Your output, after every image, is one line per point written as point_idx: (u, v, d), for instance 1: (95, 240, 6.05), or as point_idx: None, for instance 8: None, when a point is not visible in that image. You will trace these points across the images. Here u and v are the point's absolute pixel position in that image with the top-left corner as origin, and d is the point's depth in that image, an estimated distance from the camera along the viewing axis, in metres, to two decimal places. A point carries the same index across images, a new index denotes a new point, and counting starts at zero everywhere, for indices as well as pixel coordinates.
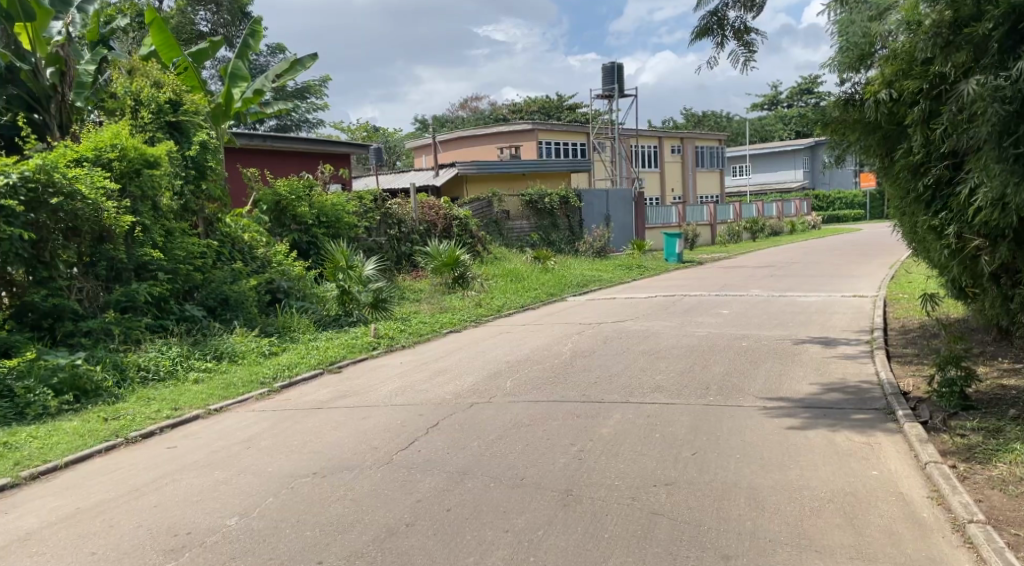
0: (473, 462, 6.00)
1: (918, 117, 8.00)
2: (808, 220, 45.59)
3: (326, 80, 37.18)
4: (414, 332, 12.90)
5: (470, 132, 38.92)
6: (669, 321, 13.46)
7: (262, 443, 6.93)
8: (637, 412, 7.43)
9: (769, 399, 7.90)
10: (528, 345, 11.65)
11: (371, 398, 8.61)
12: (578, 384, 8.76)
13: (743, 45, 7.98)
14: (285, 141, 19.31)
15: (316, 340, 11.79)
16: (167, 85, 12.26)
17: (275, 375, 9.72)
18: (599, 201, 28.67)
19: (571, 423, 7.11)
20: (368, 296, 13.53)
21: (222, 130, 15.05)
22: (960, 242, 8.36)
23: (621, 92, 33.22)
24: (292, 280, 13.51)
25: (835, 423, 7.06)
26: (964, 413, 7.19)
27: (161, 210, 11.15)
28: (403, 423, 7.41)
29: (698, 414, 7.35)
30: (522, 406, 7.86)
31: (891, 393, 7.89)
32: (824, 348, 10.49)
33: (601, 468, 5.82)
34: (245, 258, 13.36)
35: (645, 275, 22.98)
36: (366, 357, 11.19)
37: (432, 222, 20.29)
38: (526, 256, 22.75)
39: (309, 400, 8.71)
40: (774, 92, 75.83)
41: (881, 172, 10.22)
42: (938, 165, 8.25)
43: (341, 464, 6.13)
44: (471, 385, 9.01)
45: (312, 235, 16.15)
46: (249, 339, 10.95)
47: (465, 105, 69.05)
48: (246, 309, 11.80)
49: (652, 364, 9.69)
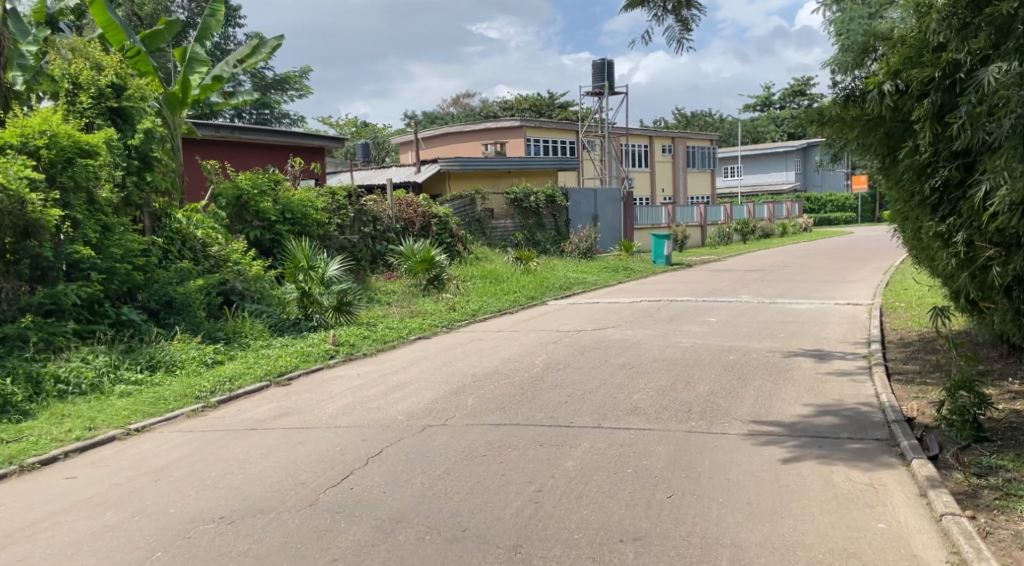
0: (411, 505, 5.12)
1: (928, 111, 7.09)
2: (799, 223, 44.84)
3: (307, 71, 36.14)
4: (377, 338, 11.96)
5: (457, 128, 38.03)
6: (652, 330, 12.58)
7: (174, 475, 6.01)
8: (608, 440, 6.54)
9: (756, 424, 7.04)
10: (499, 356, 10.75)
11: (313, 418, 7.68)
12: (546, 404, 7.86)
13: (680, 22, 6.98)
14: (253, 132, 18.33)
15: (268, 347, 10.86)
16: (110, 68, 11.31)
17: (213, 388, 8.79)
18: (586, 200, 27.81)
19: (531, 454, 6.22)
20: (331, 299, 12.55)
21: (178, 119, 14.03)
22: (970, 250, 7.49)
23: (611, 90, 32.37)
24: (246, 281, 12.59)
25: (832, 455, 6.19)
26: (977, 446, 6.35)
27: (98, 203, 10.19)
28: (341, 450, 6.49)
29: (676, 443, 6.48)
30: (481, 431, 6.97)
31: (893, 420, 6.98)
32: (817, 363, 9.63)
33: (560, 515, 4.94)
34: (196, 257, 12.37)
35: (631, 277, 22.15)
36: (321, 367, 10.27)
37: (409, 220, 19.39)
38: (508, 257, 21.76)
39: (244, 419, 7.78)
40: (767, 94, 75.25)
41: (881, 173, 9.35)
42: (949, 165, 7.40)
43: (257, 505, 5.23)
44: (428, 402, 8.11)
45: (276, 232, 15.16)
46: (190, 347, 10.04)
47: (456, 102, 68.25)
48: (193, 313, 10.88)
49: (630, 381, 8.81)
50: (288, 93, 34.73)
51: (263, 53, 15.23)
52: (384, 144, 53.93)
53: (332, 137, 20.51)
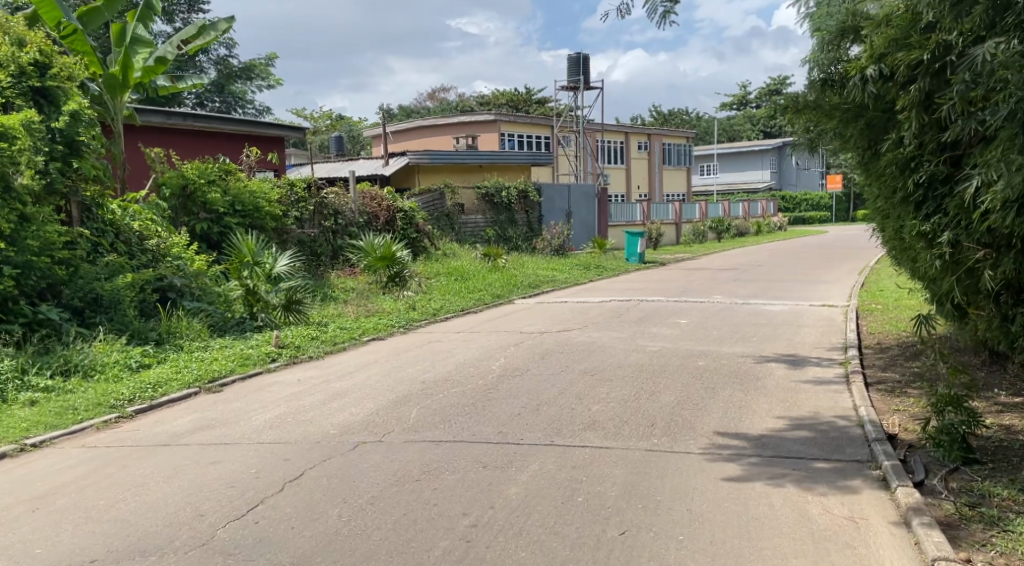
0: (321, 546, 4.37)
1: (915, 98, 6.45)
2: (773, 222, 44.55)
3: (273, 59, 35.09)
4: (326, 340, 11.17)
5: (430, 122, 37.20)
6: (620, 332, 11.90)
7: (56, 504, 5.22)
8: (560, 462, 5.83)
9: (724, 440, 6.36)
10: (453, 360, 10.01)
11: (234, 432, 6.88)
12: (494, 417, 7.13)
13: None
14: (206, 119, 17.40)
15: (204, 349, 10.06)
16: (32, 44, 10.39)
17: (132, 397, 7.99)
18: (559, 195, 27.13)
19: (470, 479, 5.49)
20: (279, 297, 11.75)
21: (120, 103, 13.14)
22: (955, 250, 6.88)
23: (586, 85, 31.69)
24: (187, 278, 11.75)
25: (808, 476, 5.52)
26: (966, 469, 5.73)
27: (15, 191, 9.15)
28: (255, 473, 5.72)
29: (634, 465, 5.78)
30: (418, 449, 6.23)
31: (874, 438, 6.30)
32: (791, 371, 9.00)
33: (492, 559, 4.23)
34: (131, 251, 11.52)
35: (603, 276, 21.49)
36: (259, 372, 9.46)
37: (373, 214, 18.57)
38: (476, 253, 20.99)
39: (157, 433, 6.96)
40: (743, 94, 75.11)
41: (863, 166, 8.79)
42: (935, 159, 6.81)
43: (141, 546, 4.46)
44: (366, 415, 7.34)
45: (224, 224, 14.30)
46: (114, 349, 9.23)
47: (433, 96, 67.28)
48: (122, 312, 10.07)
49: (590, 390, 8.11)
50: (253, 82, 33.70)
51: (211, 35, 14.29)
52: (357, 136, 52.90)
53: (292, 127, 19.65)
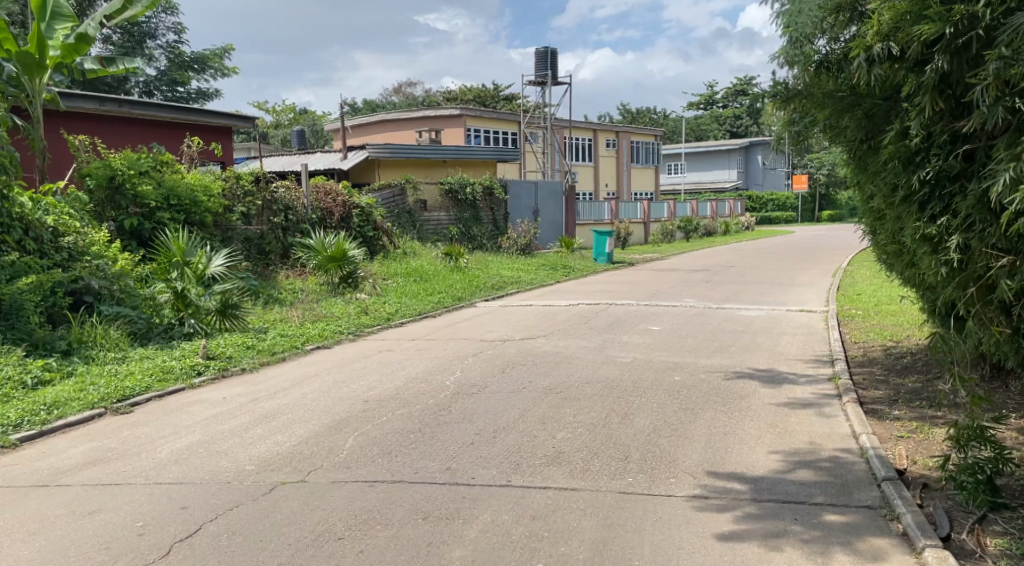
0: None
1: (931, 80, 5.55)
2: (741, 222, 44.07)
3: (227, 49, 33.57)
4: (262, 349, 10.00)
5: (393, 115, 35.91)
6: (589, 341, 10.92)
7: None
8: (517, 510, 4.83)
9: (711, 479, 5.42)
10: (402, 373, 8.95)
11: (131, 468, 5.79)
12: (442, 448, 6.09)
13: None
14: (144, 108, 16.14)
15: (120, 362, 8.90)
16: None
17: (20, 420, 6.84)
18: (526, 193, 26.10)
19: (406, 536, 4.47)
20: (213, 300, 10.59)
21: (39, 83, 11.74)
22: (965, 257, 5.74)
23: (554, 80, 30.69)
24: (106, 279, 10.52)
25: (815, 530, 4.59)
26: (995, 517, 4.82)
27: None
28: (143, 527, 4.66)
29: (606, 513, 4.81)
30: (348, 492, 5.19)
31: (884, 477, 5.38)
32: (778, 389, 8.12)
33: None
34: (43, 249, 10.27)
35: (570, 276, 20.53)
36: (180, 389, 8.31)
37: (327, 210, 17.40)
38: (437, 253, 19.88)
39: (37, 469, 5.81)
40: (710, 93, 74.94)
41: (857, 161, 7.85)
42: (945, 154, 5.76)
43: None
44: (293, 445, 6.28)
45: (158, 220, 13.07)
46: (9, 363, 8.05)
47: (398, 90, 65.78)
48: (24, 319, 8.91)
49: (555, 412, 7.12)
50: (206, 72, 32.21)
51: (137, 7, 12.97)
52: (320, 132, 51.35)
53: (241, 117, 18.38)
